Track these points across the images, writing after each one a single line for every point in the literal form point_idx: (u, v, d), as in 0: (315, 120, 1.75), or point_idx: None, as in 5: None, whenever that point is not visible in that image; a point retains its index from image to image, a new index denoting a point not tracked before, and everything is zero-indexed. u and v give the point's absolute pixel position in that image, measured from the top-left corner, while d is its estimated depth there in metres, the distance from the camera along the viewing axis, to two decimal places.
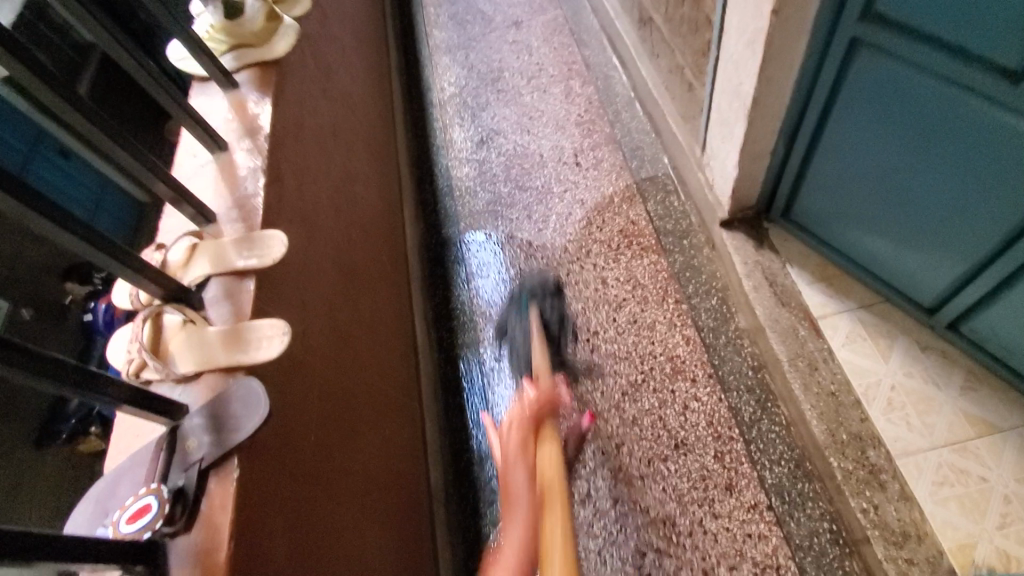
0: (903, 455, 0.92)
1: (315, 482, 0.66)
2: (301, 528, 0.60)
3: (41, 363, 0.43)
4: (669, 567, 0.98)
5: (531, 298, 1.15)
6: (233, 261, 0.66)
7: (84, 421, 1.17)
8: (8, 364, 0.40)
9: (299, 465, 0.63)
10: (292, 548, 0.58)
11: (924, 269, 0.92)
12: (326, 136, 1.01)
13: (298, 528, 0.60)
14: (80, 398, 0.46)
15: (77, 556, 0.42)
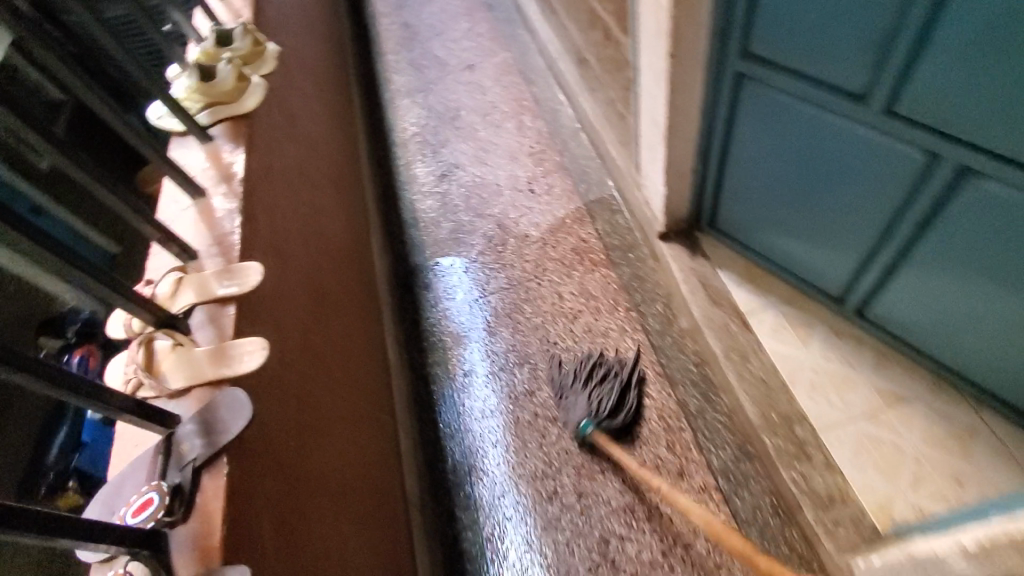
0: (826, 429, 1.03)
1: (299, 481, 0.75)
2: (286, 520, 0.69)
3: (49, 371, 0.51)
4: (631, 550, 1.07)
5: (593, 408, 1.19)
6: (215, 290, 0.76)
7: (62, 477, 1.21)
8: (26, 371, 0.49)
9: (283, 465, 0.72)
10: (279, 536, 0.67)
11: (828, 264, 1.05)
12: (293, 177, 1.12)
13: (282, 520, 0.68)
14: (87, 406, 0.55)
15: (89, 536, 0.50)
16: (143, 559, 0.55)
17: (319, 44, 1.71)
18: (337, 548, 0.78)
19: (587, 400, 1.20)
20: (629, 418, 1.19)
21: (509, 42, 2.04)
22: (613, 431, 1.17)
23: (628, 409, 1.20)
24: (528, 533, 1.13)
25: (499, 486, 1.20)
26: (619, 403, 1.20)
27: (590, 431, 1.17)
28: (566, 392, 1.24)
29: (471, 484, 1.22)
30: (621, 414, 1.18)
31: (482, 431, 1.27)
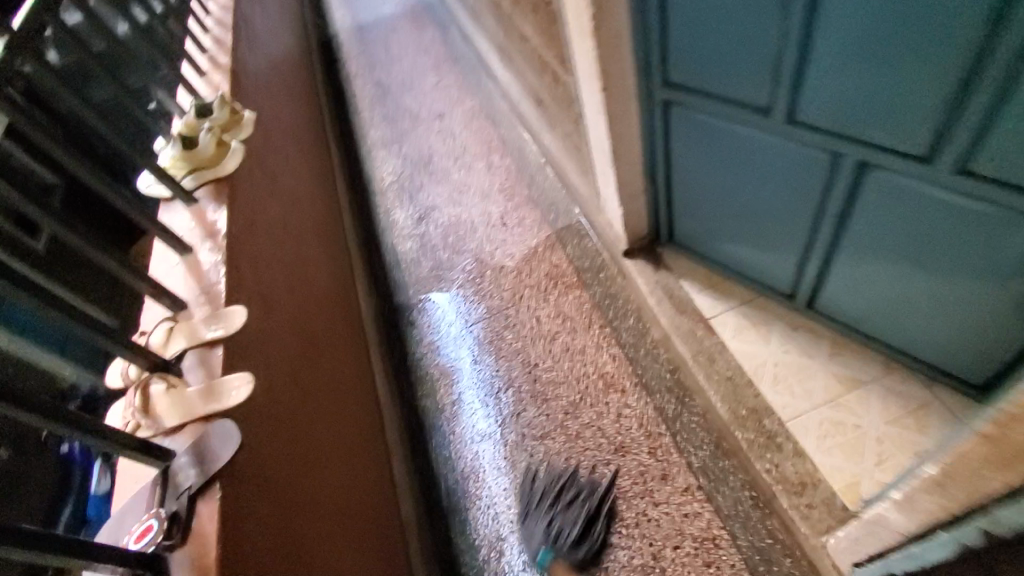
0: (793, 419, 1.08)
1: (286, 505, 0.78)
2: (273, 541, 0.72)
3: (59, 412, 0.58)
4: (623, 557, 1.10)
5: (553, 539, 1.13)
6: (203, 334, 0.83)
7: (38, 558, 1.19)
8: (41, 411, 0.56)
9: (270, 490, 0.76)
10: (266, 557, 0.70)
11: (776, 263, 1.13)
12: (276, 230, 1.21)
13: (271, 541, 0.72)
14: (93, 441, 0.62)
15: (101, 555, 0.56)
16: None
17: (296, 108, 1.84)
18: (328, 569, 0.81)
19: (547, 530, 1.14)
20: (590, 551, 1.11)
21: (474, 90, 2.18)
22: (572, 566, 1.10)
23: (594, 540, 1.12)
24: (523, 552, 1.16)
25: (493, 508, 1.23)
26: (585, 535, 1.12)
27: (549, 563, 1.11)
28: (530, 513, 1.17)
29: (466, 509, 1.25)
30: (584, 544, 1.11)
31: (473, 456, 1.32)
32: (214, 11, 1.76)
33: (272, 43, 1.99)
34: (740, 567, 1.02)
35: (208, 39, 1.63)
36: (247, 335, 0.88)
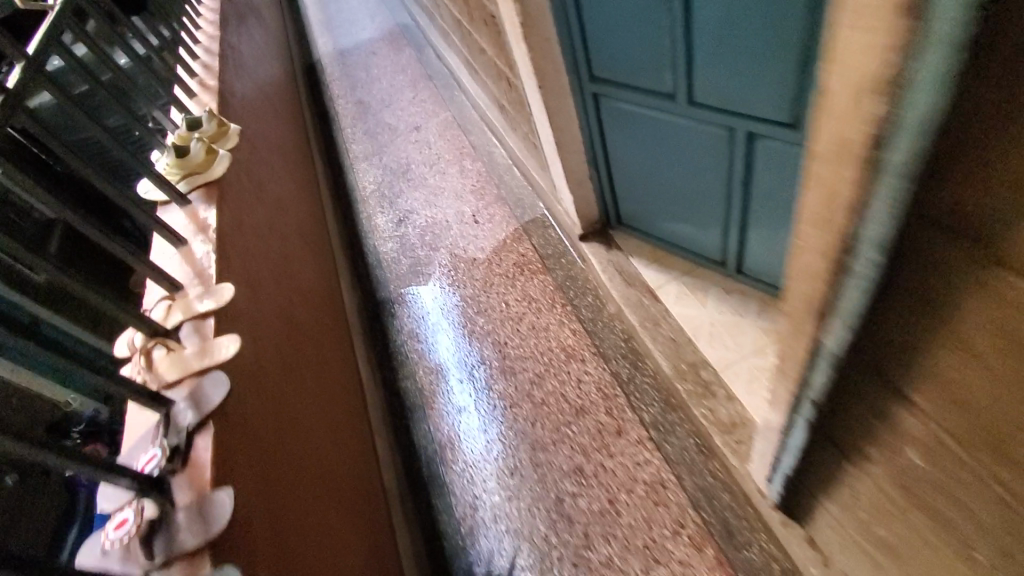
0: (726, 368, 1.21)
1: (271, 450, 0.87)
2: (261, 474, 0.81)
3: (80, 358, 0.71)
4: (582, 503, 1.19)
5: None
6: (197, 308, 0.97)
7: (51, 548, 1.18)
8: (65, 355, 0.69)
9: (255, 435, 0.85)
10: (256, 485, 0.79)
11: (706, 233, 1.28)
12: (262, 228, 1.35)
13: (258, 474, 0.81)
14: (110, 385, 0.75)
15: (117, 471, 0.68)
16: (152, 499, 0.72)
17: (282, 125, 2.01)
18: (317, 512, 0.90)
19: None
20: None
21: (448, 104, 2.35)
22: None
23: None
24: (496, 512, 1.25)
25: (466, 474, 1.33)
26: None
27: None
28: None
29: (442, 474, 1.34)
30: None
31: (448, 428, 1.42)
32: (203, 41, 1.94)
33: (258, 69, 2.17)
34: (685, 503, 1.11)
35: (198, 65, 1.80)
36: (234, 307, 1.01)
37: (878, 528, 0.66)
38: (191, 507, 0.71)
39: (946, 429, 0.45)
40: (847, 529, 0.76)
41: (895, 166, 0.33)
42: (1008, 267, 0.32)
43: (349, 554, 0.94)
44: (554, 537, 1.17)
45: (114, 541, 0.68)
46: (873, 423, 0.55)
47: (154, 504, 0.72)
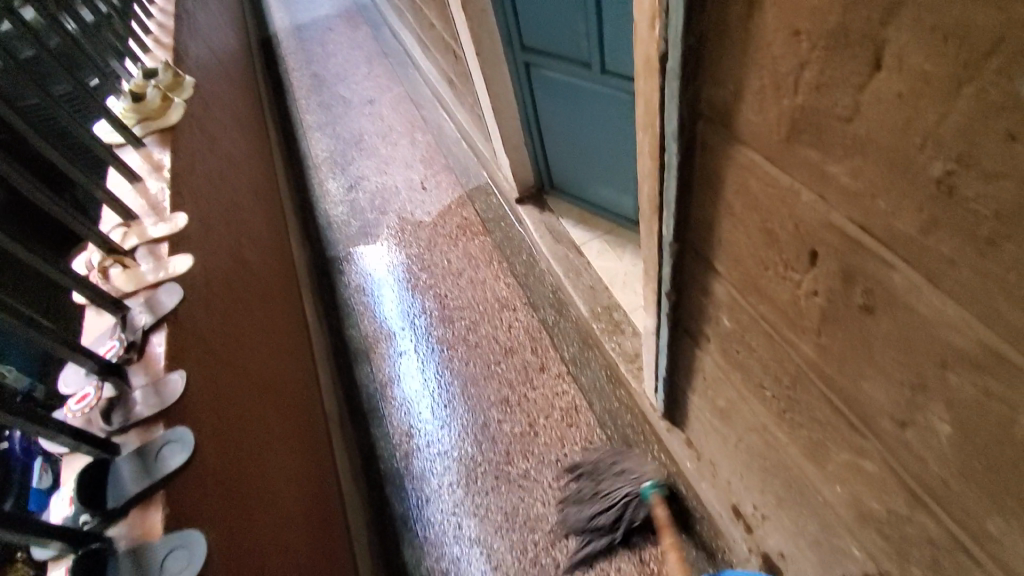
0: (635, 310, 1.38)
1: (215, 356, 0.96)
2: (209, 372, 0.91)
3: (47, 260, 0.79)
4: (506, 427, 1.34)
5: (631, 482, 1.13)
6: (151, 234, 1.07)
7: None
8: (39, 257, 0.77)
9: (201, 341, 0.95)
10: (203, 379, 0.89)
11: (622, 196, 1.46)
12: (215, 176, 1.43)
13: (205, 371, 0.90)
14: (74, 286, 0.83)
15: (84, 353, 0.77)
16: (113, 383, 0.81)
17: (236, 89, 2.06)
18: (262, 418, 1.01)
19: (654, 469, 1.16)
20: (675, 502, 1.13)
21: (401, 80, 2.45)
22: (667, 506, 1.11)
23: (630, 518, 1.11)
24: (431, 437, 1.38)
25: (406, 406, 1.45)
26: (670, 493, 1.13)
27: (654, 495, 1.10)
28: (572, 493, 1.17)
29: (383, 409, 1.46)
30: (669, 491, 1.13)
31: (390, 368, 1.54)
32: None
33: (214, 34, 2.21)
34: (593, 425, 1.29)
35: (153, 24, 1.85)
36: (188, 234, 1.11)
37: (721, 401, 0.83)
38: (149, 386, 0.81)
39: (735, 286, 0.61)
40: (708, 417, 0.92)
41: (674, 72, 0.49)
42: (738, 140, 0.48)
43: (292, 459, 1.05)
44: (480, 456, 1.32)
45: (77, 412, 0.79)
46: (704, 303, 0.72)
47: (114, 387, 0.81)
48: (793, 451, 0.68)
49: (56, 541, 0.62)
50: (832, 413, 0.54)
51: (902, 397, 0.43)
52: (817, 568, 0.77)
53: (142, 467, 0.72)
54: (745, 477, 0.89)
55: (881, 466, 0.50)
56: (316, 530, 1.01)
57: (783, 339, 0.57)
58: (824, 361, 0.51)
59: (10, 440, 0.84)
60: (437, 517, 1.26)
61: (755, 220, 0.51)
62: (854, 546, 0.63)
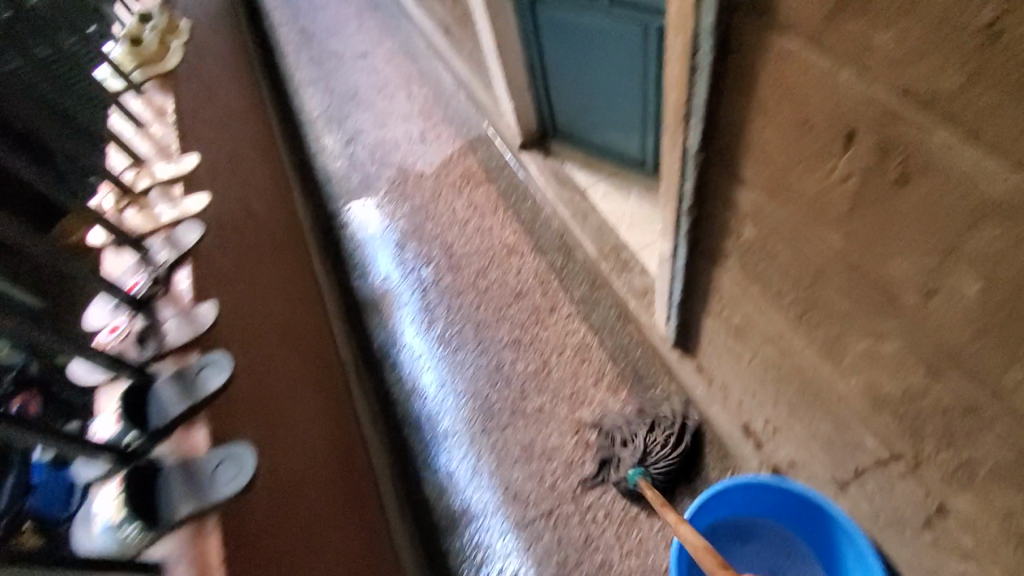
0: (643, 249, 1.40)
1: (240, 292, 0.98)
2: (238, 305, 0.93)
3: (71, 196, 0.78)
4: (520, 365, 1.37)
5: (647, 460, 1.13)
6: (161, 174, 1.08)
7: None
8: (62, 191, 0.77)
9: (224, 277, 0.96)
10: (233, 310, 0.91)
11: (628, 136, 1.49)
12: (219, 123, 1.41)
13: (235, 304, 0.92)
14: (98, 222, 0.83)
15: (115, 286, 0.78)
16: (142, 315, 0.83)
17: (227, 42, 2.01)
18: (288, 356, 1.02)
19: (674, 450, 1.13)
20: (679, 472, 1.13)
21: (394, 33, 2.40)
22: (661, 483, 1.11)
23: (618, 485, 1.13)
24: (444, 379, 1.41)
25: (417, 351, 1.47)
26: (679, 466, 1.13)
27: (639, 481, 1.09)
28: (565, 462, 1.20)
29: (395, 354, 1.48)
30: (680, 465, 1.13)
31: (400, 315, 1.56)
32: None
33: None
34: (605, 360, 1.33)
35: None
36: (199, 177, 1.10)
37: (736, 318, 0.86)
38: (179, 316, 0.83)
39: (760, 189, 0.64)
40: (721, 337, 0.96)
41: None
42: (776, 28, 0.50)
43: (318, 394, 1.07)
44: (495, 393, 1.34)
45: (111, 342, 0.81)
46: (726, 215, 0.74)
47: (143, 319, 0.83)
48: (806, 353, 0.70)
49: (106, 453, 0.64)
50: (853, 301, 0.57)
51: (931, 264, 0.47)
52: (829, 467, 0.82)
53: (183, 390, 0.73)
54: (758, 392, 0.92)
55: (901, 343, 0.53)
56: (345, 458, 1.05)
57: (807, 234, 0.59)
58: (847, 248, 0.54)
59: None
60: (454, 452, 1.29)
61: (789, 112, 0.54)
62: (867, 438, 0.67)
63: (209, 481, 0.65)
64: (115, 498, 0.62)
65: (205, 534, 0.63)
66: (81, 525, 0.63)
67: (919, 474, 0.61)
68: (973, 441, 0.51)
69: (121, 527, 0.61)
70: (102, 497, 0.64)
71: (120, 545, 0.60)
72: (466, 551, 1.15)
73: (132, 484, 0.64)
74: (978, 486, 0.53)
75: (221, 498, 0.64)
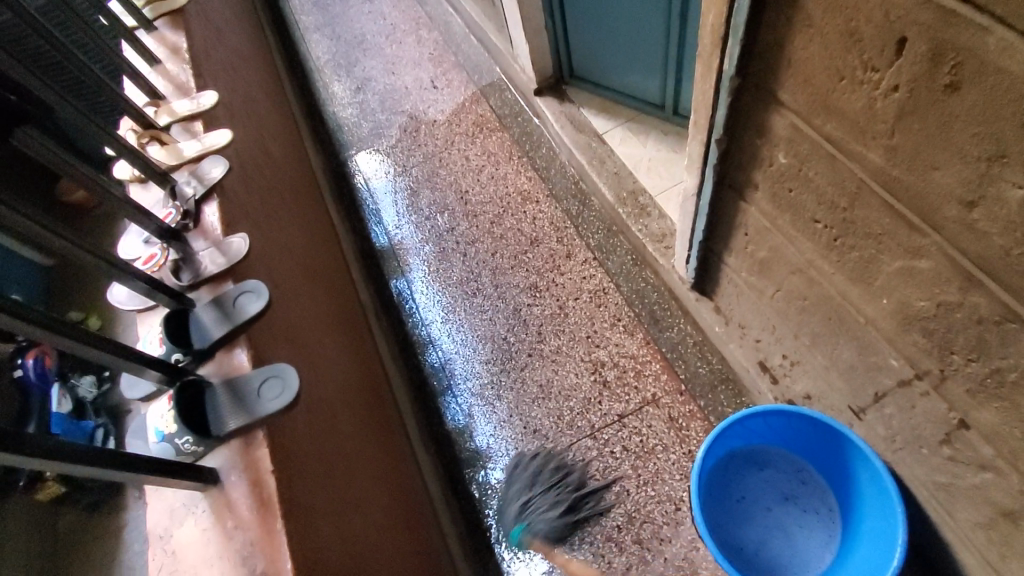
0: (661, 194, 1.40)
1: (266, 229, 0.98)
2: (265, 240, 0.94)
3: (98, 125, 0.78)
4: (538, 310, 1.38)
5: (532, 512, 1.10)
6: (182, 111, 1.09)
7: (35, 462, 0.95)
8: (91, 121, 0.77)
9: (251, 213, 0.96)
10: (261, 245, 0.91)
11: (648, 78, 1.46)
12: (229, 64, 1.37)
13: (262, 239, 0.93)
14: (125, 154, 0.83)
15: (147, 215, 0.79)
16: (174, 248, 0.83)
17: None
18: (315, 293, 1.04)
19: (563, 505, 1.10)
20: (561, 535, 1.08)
21: None
22: (541, 539, 1.07)
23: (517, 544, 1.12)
24: (460, 325, 1.42)
25: (432, 297, 1.48)
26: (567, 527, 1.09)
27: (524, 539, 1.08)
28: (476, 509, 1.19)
29: (411, 300, 1.49)
30: (569, 523, 1.09)
31: (416, 261, 1.56)
32: None
33: None
34: (623, 304, 1.33)
35: None
36: (216, 116, 1.09)
37: (762, 252, 0.87)
38: (212, 248, 0.85)
39: (798, 112, 0.63)
40: (742, 274, 0.97)
41: None
42: None
43: (342, 331, 1.09)
44: (513, 337, 1.36)
45: (149, 270, 0.84)
46: (758, 143, 0.73)
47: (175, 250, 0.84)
48: (837, 279, 0.72)
49: (152, 370, 0.66)
50: (891, 220, 0.58)
51: (975, 174, 0.47)
52: (847, 396, 0.85)
53: (222, 314, 0.76)
54: (778, 327, 0.94)
55: (938, 259, 0.55)
56: (371, 392, 1.07)
57: (846, 155, 0.60)
58: (889, 164, 0.55)
59: (24, 367, 0.98)
60: (471, 394, 1.31)
61: (836, 22, 0.53)
62: (893, 357, 0.70)
63: (254, 398, 0.68)
64: (167, 411, 0.67)
65: (254, 444, 0.65)
66: (139, 433, 0.69)
67: (942, 391, 0.64)
68: (1006, 348, 0.53)
69: (174, 438, 0.65)
70: (153, 412, 0.68)
71: (178, 452, 0.65)
72: (480, 484, 1.20)
73: (182, 399, 0.67)
74: (1006, 393, 0.56)
75: (267, 413, 0.67)
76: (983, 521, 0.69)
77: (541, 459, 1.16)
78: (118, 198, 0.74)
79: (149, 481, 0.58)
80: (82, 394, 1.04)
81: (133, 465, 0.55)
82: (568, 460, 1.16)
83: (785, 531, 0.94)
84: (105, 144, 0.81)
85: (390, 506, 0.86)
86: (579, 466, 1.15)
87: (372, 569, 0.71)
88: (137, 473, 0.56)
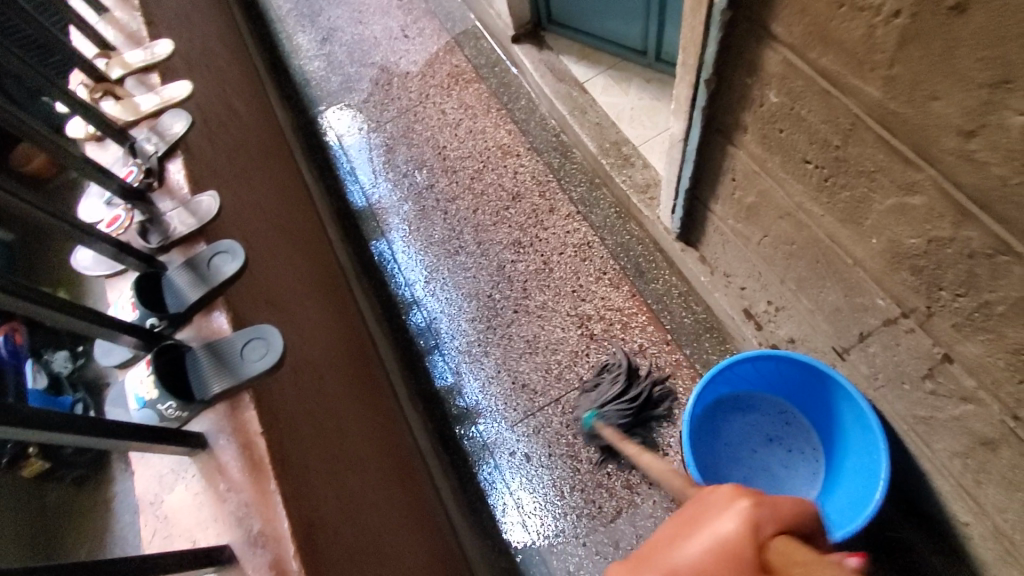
0: (644, 144, 1.37)
1: (235, 187, 0.93)
2: (236, 200, 0.89)
3: (43, 74, 0.71)
4: (521, 266, 1.36)
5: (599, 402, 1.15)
6: (137, 60, 0.99)
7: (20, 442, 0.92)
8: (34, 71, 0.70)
9: (216, 172, 0.91)
10: (231, 206, 0.87)
11: (631, 22, 1.41)
12: (182, 12, 1.27)
13: (232, 199, 0.88)
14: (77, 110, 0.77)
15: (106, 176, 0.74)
16: (140, 210, 0.78)
17: None
18: (291, 253, 1.00)
19: (619, 403, 1.13)
20: (634, 421, 1.14)
21: None
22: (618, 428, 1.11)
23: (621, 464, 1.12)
24: (441, 287, 1.39)
25: (413, 260, 1.44)
26: (633, 415, 1.14)
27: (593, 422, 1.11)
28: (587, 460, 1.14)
29: (391, 264, 1.45)
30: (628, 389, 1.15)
31: (395, 221, 1.51)
32: None
33: None
34: (608, 258, 1.32)
35: None
36: (173, 68, 1.01)
37: (749, 197, 0.86)
38: (180, 208, 0.79)
39: (794, 47, 0.61)
40: (728, 222, 0.97)
41: None
42: None
43: (323, 293, 1.05)
44: (497, 295, 1.34)
45: (115, 233, 0.79)
46: (748, 82, 0.71)
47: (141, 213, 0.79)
48: (826, 221, 0.72)
49: (128, 335, 0.63)
50: (885, 156, 0.57)
51: (977, 103, 0.47)
52: (831, 337, 0.86)
53: (197, 276, 0.71)
54: (764, 274, 0.95)
55: (931, 193, 0.55)
56: (357, 353, 1.05)
57: (841, 90, 0.58)
58: (886, 98, 0.54)
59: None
60: (458, 355, 1.30)
61: None
62: (879, 297, 0.70)
63: (238, 360, 0.64)
64: (147, 377, 0.64)
65: (242, 406, 0.63)
66: (119, 401, 0.67)
67: (927, 327, 0.66)
68: (994, 281, 0.54)
69: (157, 404, 0.62)
70: (132, 377, 0.66)
71: (161, 418, 0.63)
72: (468, 442, 1.20)
73: (161, 364, 0.64)
74: (992, 325, 0.57)
75: (253, 376, 0.63)
76: (961, 450, 0.71)
77: (480, 438, 1.20)
78: (73, 156, 0.68)
79: (136, 447, 0.56)
80: (57, 368, 1.00)
81: (116, 432, 0.53)
82: (490, 438, 1.20)
83: (769, 471, 0.97)
84: (51, 97, 0.74)
85: (383, 463, 0.86)
86: (522, 422, 1.19)
87: (371, 525, 0.72)
88: (122, 440, 0.53)
